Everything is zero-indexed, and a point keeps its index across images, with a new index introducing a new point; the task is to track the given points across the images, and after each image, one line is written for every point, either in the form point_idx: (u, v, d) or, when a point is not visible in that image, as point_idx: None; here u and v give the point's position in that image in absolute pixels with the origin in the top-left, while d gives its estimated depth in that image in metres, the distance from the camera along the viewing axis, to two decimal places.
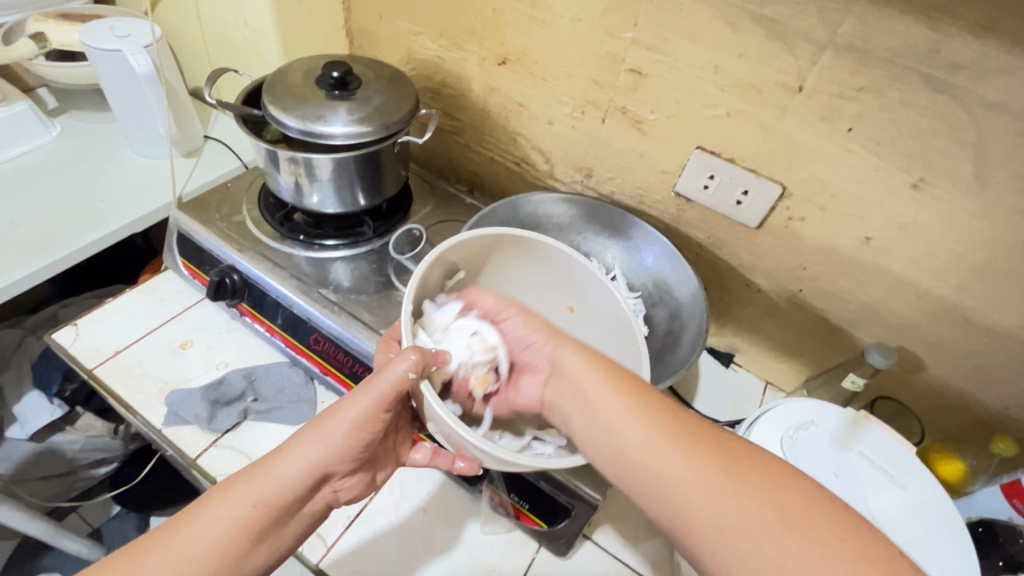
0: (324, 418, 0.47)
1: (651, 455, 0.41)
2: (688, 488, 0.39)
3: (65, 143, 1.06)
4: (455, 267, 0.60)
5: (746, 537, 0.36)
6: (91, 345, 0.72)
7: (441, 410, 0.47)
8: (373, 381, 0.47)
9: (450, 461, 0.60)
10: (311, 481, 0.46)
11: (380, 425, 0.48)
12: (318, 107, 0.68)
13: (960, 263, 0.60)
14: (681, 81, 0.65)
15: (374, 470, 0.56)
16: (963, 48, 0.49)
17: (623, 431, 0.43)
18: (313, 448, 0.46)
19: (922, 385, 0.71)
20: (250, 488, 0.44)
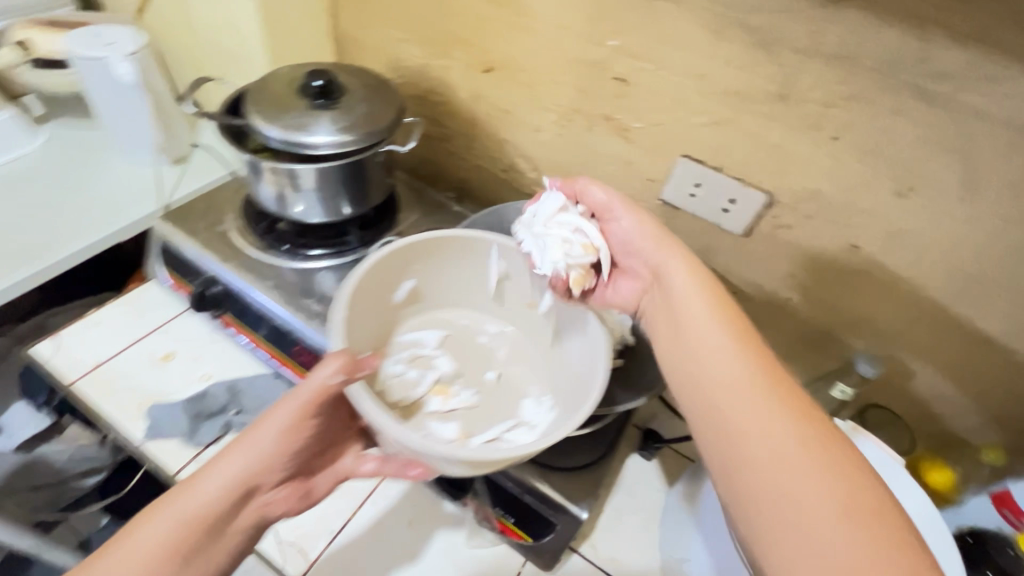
0: (248, 432, 0.48)
1: (743, 392, 0.43)
2: (764, 434, 0.40)
3: (50, 151, 1.05)
4: (399, 278, 0.60)
5: (801, 495, 0.37)
6: (72, 357, 0.72)
7: (371, 410, 0.48)
8: (296, 389, 0.48)
9: (399, 471, 0.54)
10: (238, 494, 0.46)
11: (308, 431, 0.49)
12: (301, 116, 0.68)
13: (948, 271, 0.59)
14: (667, 89, 0.65)
15: (310, 480, 0.54)
16: (948, 57, 0.49)
17: (721, 363, 0.45)
18: (238, 460, 0.47)
19: (912, 393, 0.70)
20: (176, 506, 0.44)
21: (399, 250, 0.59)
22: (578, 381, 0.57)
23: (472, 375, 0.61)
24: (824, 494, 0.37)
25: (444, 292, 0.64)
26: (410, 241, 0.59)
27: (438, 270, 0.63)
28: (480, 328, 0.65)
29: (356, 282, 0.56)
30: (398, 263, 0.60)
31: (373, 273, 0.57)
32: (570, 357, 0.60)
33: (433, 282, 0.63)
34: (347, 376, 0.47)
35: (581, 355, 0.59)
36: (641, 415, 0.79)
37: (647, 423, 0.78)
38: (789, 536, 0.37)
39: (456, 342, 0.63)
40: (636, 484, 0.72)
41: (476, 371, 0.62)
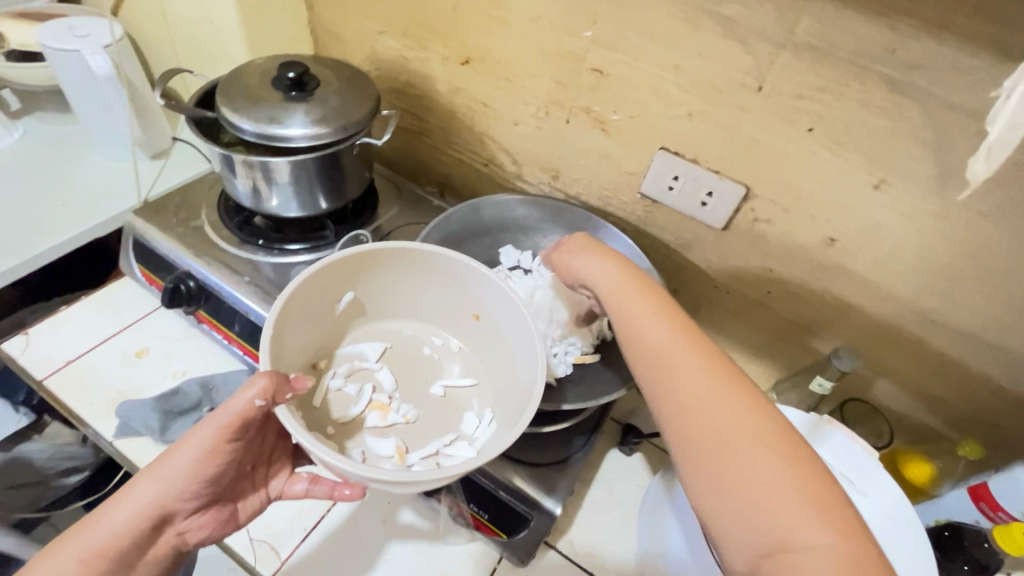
0: (161, 458, 0.47)
1: (678, 353, 0.45)
2: (700, 391, 0.42)
3: (26, 145, 1.04)
4: (336, 290, 0.58)
5: (733, 443, 0.39)
6: (42, 354, 0.70)
7: (299, 432, 0.44)
8: (216, 413, 0.46)
9: (330, 489, 0.57)
10: (150, 523, 0.45)
11: (226, 456, 0.48)
12: (274, 108, 0.66)
13: (923, 264, 0.59)
14: (643, 81, 0.64)
15: (236, 503, 0.54)
16: (919, 47, 0.48)
17: (656, 333, 0.47)
18: (149, 487, 0.45)
19: (890, 387, 0.70)
20: (76, 541, 0.42)
21: (331, 263, 0.55)
22: (521, 399, 0.54)
23: (412, 388, 0.61)
24: (754, 441, 0.39)
25: (386, 302, 0.63)
26: (345, 254, 0.56)
27: (377, 282, 0.61)
28: (424, 339, 0.65)
29: (285, 301, 0.53)
30: (332, 275, 0.57)
31: (307, 287, 0.55)
32: (516, 370, 0.58)
33: (373, 293, 0.62)
34: (269, 400, 0.45)
35: (524, 370, 0.56)
36: (621, 410, 0.78)
37: (627, 418, 0.77)
38: (728, 482, 0.38)
39: (397, 356, 0.63)
40: (615, 478, 0.72)
41: (416, 385, 0.62)
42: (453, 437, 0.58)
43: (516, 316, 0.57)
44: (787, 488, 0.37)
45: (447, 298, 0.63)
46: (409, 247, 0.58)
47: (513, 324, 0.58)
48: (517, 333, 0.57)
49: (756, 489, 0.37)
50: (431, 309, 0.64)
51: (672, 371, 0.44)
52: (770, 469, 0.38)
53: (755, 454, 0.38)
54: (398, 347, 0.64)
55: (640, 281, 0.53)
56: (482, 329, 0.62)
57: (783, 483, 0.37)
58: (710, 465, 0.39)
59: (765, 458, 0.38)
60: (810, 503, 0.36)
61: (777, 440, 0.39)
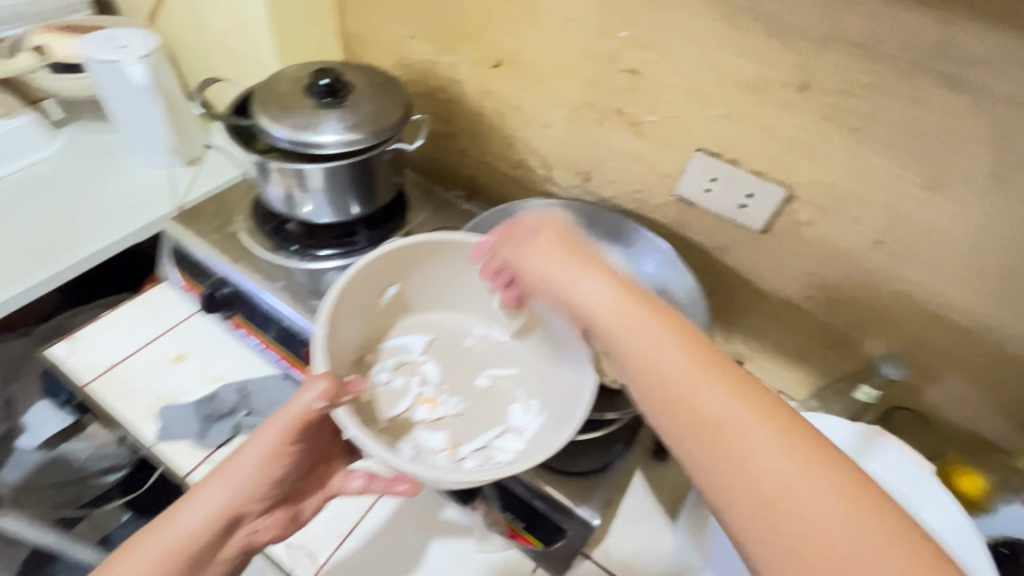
0: (231, 459, 0.47)
1: (727, 419, 0.35)
2: (739, 430, 0.34)
3: (68, 154, 1.07)
4: (383, 283, 0.60)
5: (791, 494, 0.32)
6: (86, 358, 0.72)
7: (360, 433, 0.47)
8: (279, 413, 0.47)
9: (386, 486, 0.55)
10: (223, 524, 0.45)
11: (289, 457, 0.48)
12: (308, 115, 0.67)
13: (979, 269, 0.56)
14: (680, 81, 0.62)
15: (297, 504, 0.54)
16: (978, 41, 0.46)
17: (666, 361, 0.38)
18: (221, 489, 0.46)
19: (940, 396, 0.67)
20: (154, 539, 0.43)
21: (379, 256, 0.57)
22: (571, 389, 0.54)
23: (459, 380, 0.61)
24: (816, 486, 0.32)
25: (431, 295, 0.64)
26: (391, 247, 0.57)
27: (422, 275, 0.62)
28: (467, 330, 0.65)
29: (336, 296, 0.55)
30: (382, 268, 0.58)
31: (360, 277, 0.57)
32: (563, 364, 0.58)
33: (417, 287, 0.63)
34: (330, 402, 0.46)
35: (572, 359, 0.56)
36: None
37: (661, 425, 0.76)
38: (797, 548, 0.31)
39: (442, 346, 0.64)
40: (651, 488, 0.70)
41: (463, 376, 0.62)
42: (502, 429, 0.57)
43: None
44: (871, 542, 0.30)
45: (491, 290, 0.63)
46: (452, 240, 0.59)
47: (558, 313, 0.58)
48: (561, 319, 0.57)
49: (837, 551, 0.30)
50: (475, 300, 0.65)
51: (696, 410, 0.36)
52: (844, 521, 0.31)
53: (824, 503, 0.31)
54: (443, 338, 0.64)
55: (634, 300, 0.43)
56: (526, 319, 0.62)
57: (864, 536, 0.30)
58: (770, 527, 0.32)
59: (835, 505, 0.31)
60: (905, 557, 0.29)
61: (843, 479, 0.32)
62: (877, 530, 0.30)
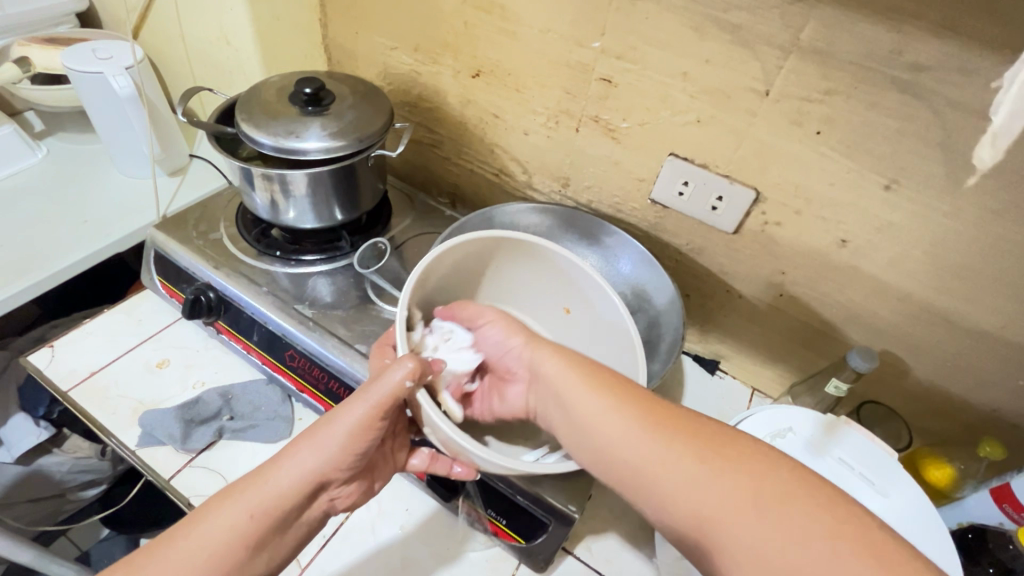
0: (321, 426, 0.48)
1: (640, 448, 0.42)
2: (658, 454, 0.41)
3: (50, 165, 1.07)
4: (449, 273, 0.63)
5: (721, 522, 0.37)
6: (68, 366, 0.72)
7: (439, 418, 0.49)
8: (369, 389, 0.48)
9: (447, 466, 0.60)
10: (307, 491, 0.47)
11: (376, 432, 0.49)
12: (291, 123, 0.68)
13: (939, 264, 0.59)
14: (652, 89, 0.65)
15: (372, 476, 0.56)
16: (926, 50, 0.49)
17: (601, 429, 0.45)
18: (311, 455, 0.47)
19: (906, 389, 0.70)
20: (247, 498, 0.45)
21: (455, 247, 0.60)
22: None
23: None
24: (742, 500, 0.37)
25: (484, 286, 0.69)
26: (473, 238, 0.61)
27: (483, 263, 0.66)
28: None
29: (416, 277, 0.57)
30: (452, 260, 0.62)
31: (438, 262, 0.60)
32: None
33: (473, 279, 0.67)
34: (417, 381, 0.48)
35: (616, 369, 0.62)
36: None
37: None
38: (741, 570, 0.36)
39: None
40: None
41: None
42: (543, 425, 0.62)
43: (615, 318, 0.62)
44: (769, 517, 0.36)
45: (543, 288, 0.68)
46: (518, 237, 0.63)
47: (609, 332, 0.64)
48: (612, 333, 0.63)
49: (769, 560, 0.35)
50: (523, 294, 0.70)
51: (616, 448, 0.43)
52: (740, 504, 0.37)
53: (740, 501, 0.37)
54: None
55: (570, 360, 0.50)
56: (570, 323, 0.69)
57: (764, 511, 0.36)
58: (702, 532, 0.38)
59: (745, 497, 0.37)
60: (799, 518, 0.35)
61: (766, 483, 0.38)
62: (767, 497, 0.37)
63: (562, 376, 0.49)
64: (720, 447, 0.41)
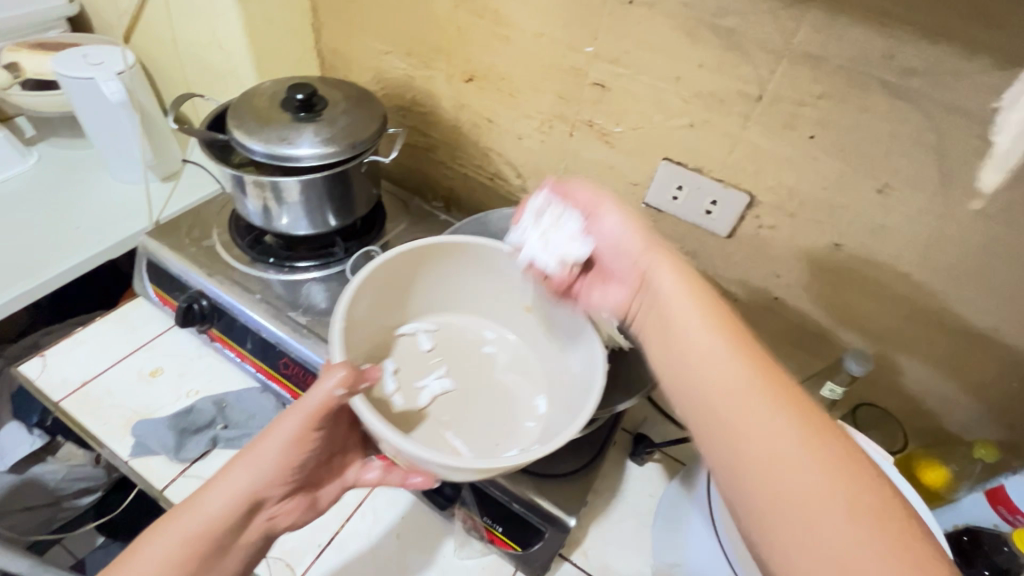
0: (254, 445, 0.49)
1: (742, 378, 0.40)
2: (757, 393, 0.39)
3: (41, 171, 1.06)
4: (395, 288, 0.62)
5: (790, 471, 0.36)
6: (59, 376, 0.71)
7: (376, 422, 0.47)
8: (299, 402, 0.49)
9: (402, 477, 0.56)
10: (243, 508, 0.47)
11: (310, 443, 0.49)
12: (284, 129, 0.68)
13: (932, 266, 0.59)
14: (645, 93, 0.65)
15: (316, 491, 0.55)
16: (918, 54, 0.49)
17: (704, 346, 0.43)
18: (244, 473, 0.48)
19: (901, 391, 0.70)
20: (180, 522, 0.45)
21: (396, 257, 0.59)
22: (579, 386, 0.57)
23: (471, 380, 0.63)
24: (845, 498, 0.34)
25: (439, 300, 0.67)
26: (412, 248, 0.60)
27: (431, 275, 0.64)
28: (481, 337, 0.67)
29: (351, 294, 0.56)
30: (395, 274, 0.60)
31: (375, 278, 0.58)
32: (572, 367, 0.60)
33: (424, 293, 0.65)
34: (348, 390, 0.48)
35: (579, 362, 0.59)
36: (631, 419, 0.78)
37: (637, 428, 0.77)
38: (790, 527, 0.34)
39: (452, 347, 0.65)
40: (626, 490, 0.71)
41: (472, 380, 0.62)
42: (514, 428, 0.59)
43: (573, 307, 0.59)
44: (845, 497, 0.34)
45: (502, 293, 0.65)
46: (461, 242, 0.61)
47: (571, 326, 0.60)
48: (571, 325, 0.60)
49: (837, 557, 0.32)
50: (484, 301, 0.67)
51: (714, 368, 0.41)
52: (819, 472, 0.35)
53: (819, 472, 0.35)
54: (454, 338, 0.66)
55: (692, 284, 0.48)
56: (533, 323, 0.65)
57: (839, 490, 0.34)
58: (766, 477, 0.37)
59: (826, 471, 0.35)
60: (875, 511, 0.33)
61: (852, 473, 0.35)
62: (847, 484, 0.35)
63: (680, 295, 0.47)
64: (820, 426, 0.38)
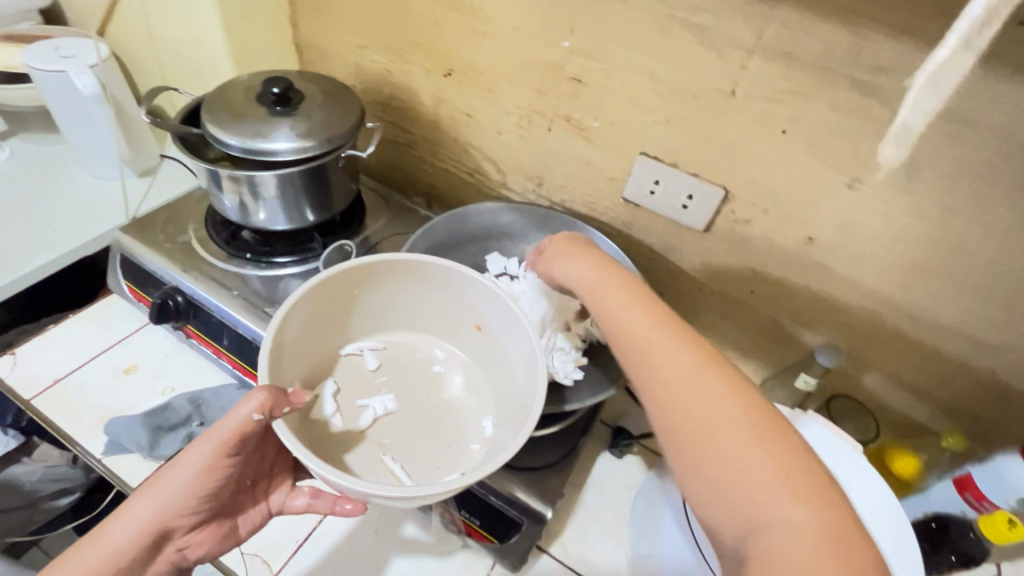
0: (160, 475, 0.47)
1: (648, 336, 0.45)
2: (659, 348, 0.44)
3: (13, 166, 1.04)
4: (337, 303, 0.58)
5: (692, 408, 0.41)
6: (29, 374, 0.70)
7: (313, 463, 0.43)
8: (212, 428, 0.47)
9: (331, 503, 0.59)
10: (149, 540, 0.46)
11: (223, 471, 0.48)
12: (259, 123, 0.67)
13: (900, 260, 0.60)
14: (622, 89, 0.65)
15: (235, 518, 0.55)
16: (884, 51, 0.50)
17: (618, 314, 0.48)
18: (149, 505, 0.46)
19: (873, 383, 0.71)
20: (76, 558, 0.43)
21: (325, 281, 0.55)
22: (523, 406, 0.54)
23: (414, 403, 0.60)
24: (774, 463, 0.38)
25: (386, 314, 0.63)
26: (349, 266, 0.56)
27: (377, 292, 0.61)
28: (429, 354, 0.64)
29: (286, 311, 0.52)
30: (332, 290, 0.57)
31: (306, 298, 0.54)
32: (519, 387, 0.57)
33: (372, 306, 0.62)
34: (266, 414, 0.46)
35: (525, 382, 0.56)
36: (610, 413, 0.79)
37: (617, 421, 0.78)
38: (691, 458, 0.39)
39: (397, 364, 0.62)
40: (605, 483, 0.72)
41: (415, 401, 0.60)
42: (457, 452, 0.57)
43: (518, 325, 0.56)
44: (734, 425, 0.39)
45: (449, 309, 0.62)
46: (407, 257, 0.58)
47: (516, 347, 0.57)
48: (518, 345, 0.57)
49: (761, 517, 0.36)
50: (432, 317, 0.64)
51: (623, 333, 0.47)
52: (715, 408, 0.40)
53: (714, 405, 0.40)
54: (401, 355, 0.63)
55: (603, 266, 0.54)
56: (482, 342, 0.62)
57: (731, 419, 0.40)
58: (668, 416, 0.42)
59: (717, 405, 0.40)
60: (759, 436, 0.39)
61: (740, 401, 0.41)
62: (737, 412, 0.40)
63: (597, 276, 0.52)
64: (716, 365, 0.43)
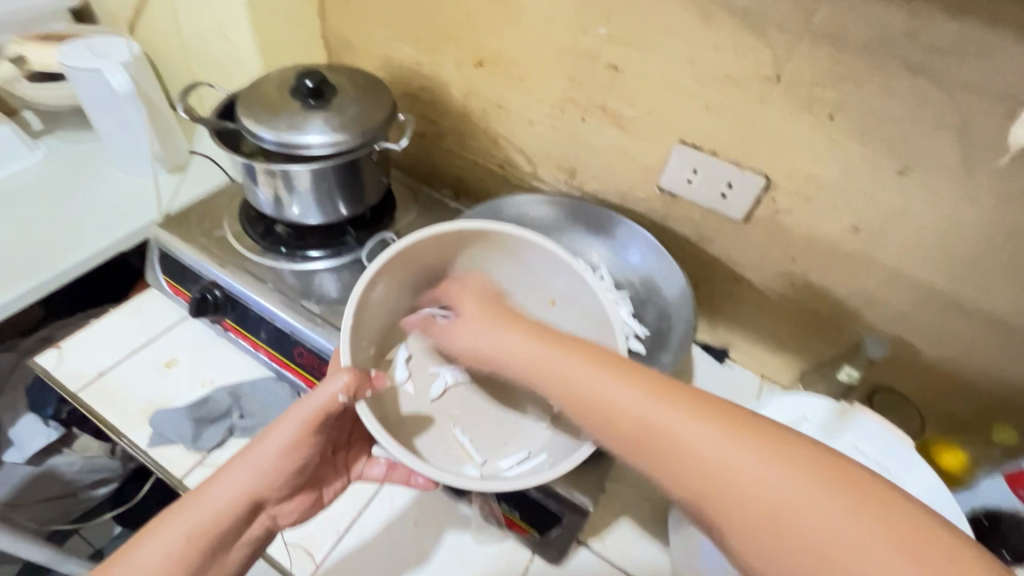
0: (253, 444, 0.48)
1: (666, 427, 0.38)
2: (690, 439, 0.37)
3: (50, 164, 1.06)
4: (420, 267, 0.62)
5: (768, 497, 0.33)
6: (75, 367, 0.72)
7: (383, 441, 0.48)
8: (301, 404, 0.48)
9: (405, 476, 0.62)
10: (244, 509, 0.47)
11: (309, 447, 0.49)
12: (293, 118, 0.67)
13: (952, 249, 0.58)
14: (660, 76, 0.64)
15: (320, 489, 0.58)
16: (942, 32, 0.48)
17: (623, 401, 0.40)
18: (244, 473, 0.47)
19: (919, 375, 0.69)
20: (184, 518, 0.44)
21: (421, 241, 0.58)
22: None
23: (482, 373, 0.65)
24: (857, 529, 0.31)
25: None
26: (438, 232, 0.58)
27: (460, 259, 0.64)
28: None
29: (370, 277, 0.55)
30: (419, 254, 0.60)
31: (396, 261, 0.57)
32: None
33: (452, 272, 0.65)
34: (351, 395, 0.49)
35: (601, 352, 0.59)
36: None
37: None
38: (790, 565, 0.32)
39: None
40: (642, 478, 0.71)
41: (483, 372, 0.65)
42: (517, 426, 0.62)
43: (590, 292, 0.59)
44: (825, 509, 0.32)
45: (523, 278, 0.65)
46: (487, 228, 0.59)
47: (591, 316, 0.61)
48: (593, 314, 0.60)
49: None
50: None
51: (632, 425, 0.39)
52: (790, 495, 0.33)
53: (792, 491, 0.33)
54: None
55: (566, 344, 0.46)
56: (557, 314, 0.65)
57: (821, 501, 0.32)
58: (735, 518, 0.34)
59: (793, 485, 0.33)
60: (859, 514, 0.32)
61: (822, 474, 0.34)
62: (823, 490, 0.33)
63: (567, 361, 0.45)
64: (767, 434, 0.36)
